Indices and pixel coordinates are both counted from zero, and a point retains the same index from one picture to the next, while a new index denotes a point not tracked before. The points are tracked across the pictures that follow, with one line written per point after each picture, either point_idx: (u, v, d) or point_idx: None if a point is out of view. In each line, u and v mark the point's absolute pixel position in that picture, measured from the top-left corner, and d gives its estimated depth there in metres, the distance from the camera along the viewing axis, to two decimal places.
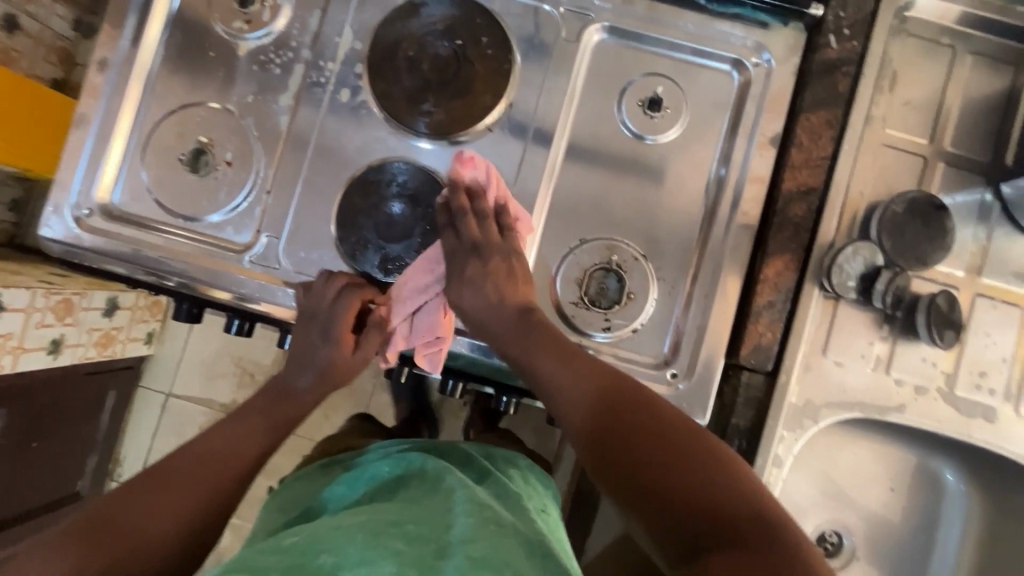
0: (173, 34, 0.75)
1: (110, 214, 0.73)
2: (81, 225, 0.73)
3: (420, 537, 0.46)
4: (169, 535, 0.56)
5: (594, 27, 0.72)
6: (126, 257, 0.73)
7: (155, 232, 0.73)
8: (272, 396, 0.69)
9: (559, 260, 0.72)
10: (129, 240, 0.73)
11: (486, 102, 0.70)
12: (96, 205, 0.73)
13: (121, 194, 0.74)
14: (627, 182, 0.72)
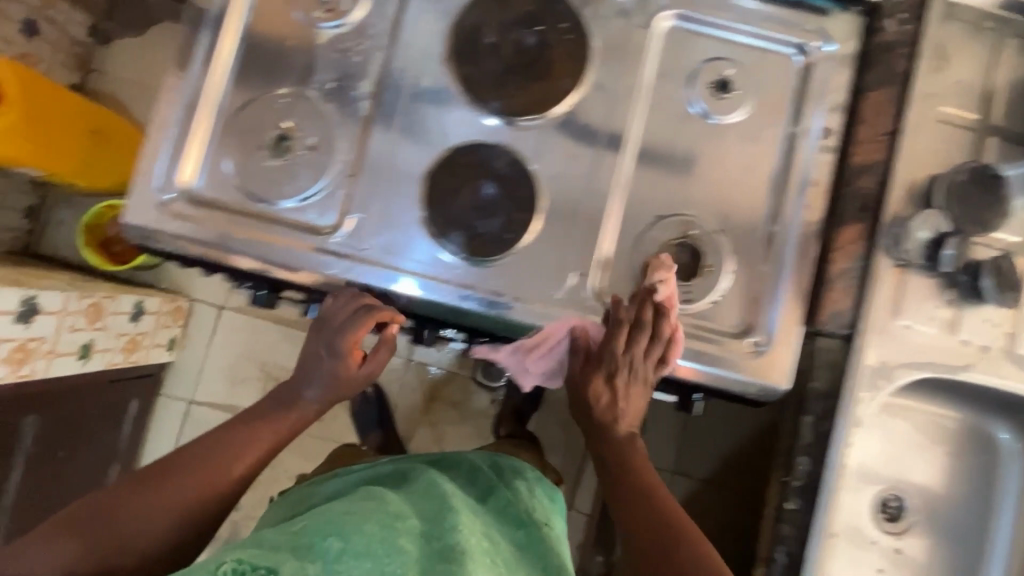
0: (254, 25, 0.76)
1: (193, 200, 0.74)
2: (165, 211, 0.73)
3: (418, 542, 0.55)
4: (147, 542, 0.57)
5: (664, 15, 0.76)
6: (211, 241, 0.73)
7: (238, 217, 0.74)
8: (277, 402, 0.69)
9: (637, 235, 0.74)
10: (214, 225, 0.73)
11: (566, 86, 0.73)
12: (180, 191, 0.74)
13: (204, 180, 0.74)
14: (702, 159, 0.76)
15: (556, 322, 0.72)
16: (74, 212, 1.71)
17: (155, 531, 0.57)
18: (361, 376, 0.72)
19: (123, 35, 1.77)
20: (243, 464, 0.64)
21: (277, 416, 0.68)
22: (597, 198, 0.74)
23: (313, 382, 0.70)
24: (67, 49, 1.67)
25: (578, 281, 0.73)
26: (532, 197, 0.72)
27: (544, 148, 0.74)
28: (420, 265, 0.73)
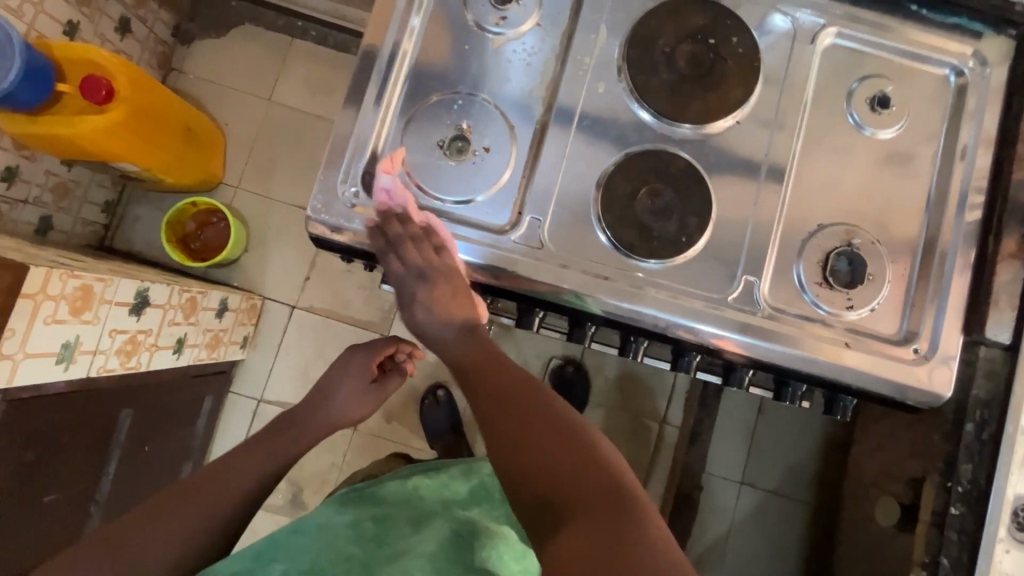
0: (432, 30, 0.79)
1: (373, 195, 0.75)
2: (346, 204, 0.74)
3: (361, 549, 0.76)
4: (186, 546, 0.71)
5: (829, 31, 0.79)
6: None
7: (416, 212, 0.75)
8: (283, 424, 0.89)
9: (801, 243, 0.77)
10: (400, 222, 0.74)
11: (740, 96, 0.76)
12: (360, 186, 0.75)
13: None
14: (861, 170, 0.79)
15: (729, 325, 0.74)
16: (150, 207, 1.73)
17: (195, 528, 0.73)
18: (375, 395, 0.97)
19: (203, 35, 1.79)
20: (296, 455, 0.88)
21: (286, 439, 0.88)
22: (765, 205, 0.77)
23: (330, 403, 0.93)
24: (152, 47, 1.69)
25: (746, 284, 0.75)
26: (707, 202, 0.74)
27: (714, 156, 0.77)
28: (597, 265, 0.74)
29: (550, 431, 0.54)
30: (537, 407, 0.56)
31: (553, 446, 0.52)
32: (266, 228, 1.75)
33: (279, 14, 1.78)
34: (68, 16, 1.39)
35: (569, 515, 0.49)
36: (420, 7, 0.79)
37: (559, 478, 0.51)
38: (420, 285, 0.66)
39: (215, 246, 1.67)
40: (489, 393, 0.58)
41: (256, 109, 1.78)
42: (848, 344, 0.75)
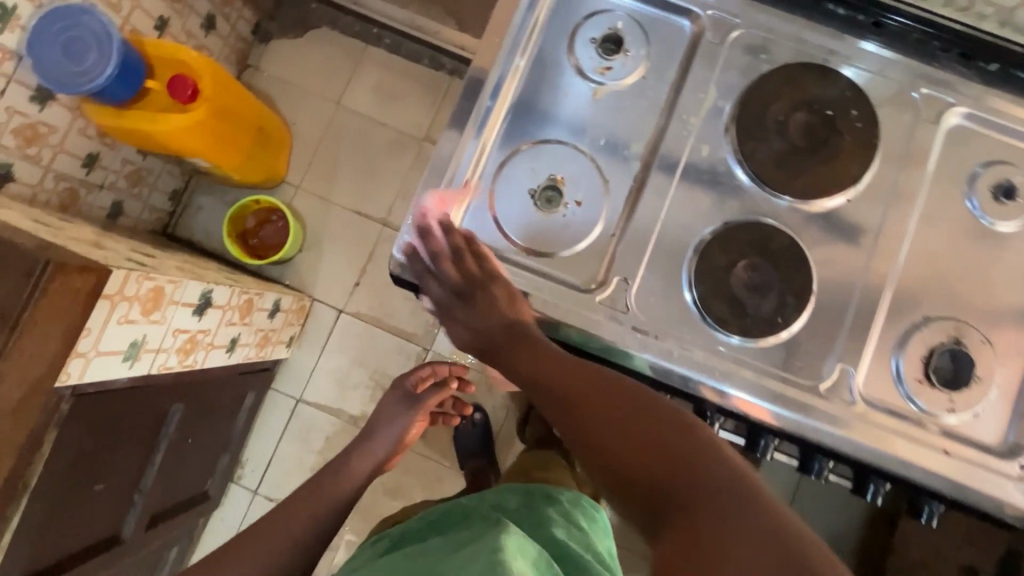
0: (534, 73, 0.77)
1: None
2: None
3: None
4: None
5: (956, 111, 0.74)
6: None
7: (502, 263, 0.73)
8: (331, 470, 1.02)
9: (902, 335, 0.73)
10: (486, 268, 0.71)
11: (854, 172, 0.71)
12: None
13: (471, 222, 0.74)
14: (975, 263, 0.74)
15: (817, 415, 0.70)
16: (213, 199, 1.76)
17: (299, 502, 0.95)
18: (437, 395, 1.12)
19: (282, 35, 1.82)
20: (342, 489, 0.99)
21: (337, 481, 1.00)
22: (866, 291, 0.73)
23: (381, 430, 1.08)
24: (233, 44, 1.73)
25: (840, 372, 0.71)
26: (808, 283, 0.70)
27: (817, 233, 0.73)
28: (683, 337, 0.71)
29: (653, 453, 0.53)
30: (648, 420, 0.55)
31: (684, 469, 0.51)
32: (322, 230, 1.76)
33: (356, 19, 1.80)
34: (161, 11, 1.42)
35: (681, 527, 0.48)
36: (524, 49, 0.77)
37: (680, 490, 0.50)
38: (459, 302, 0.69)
39: (272, 244, 1.70)
40: (589, 406, 0.58)
41: (325, 111, 1.79)
42: (946, 451, 0.70)
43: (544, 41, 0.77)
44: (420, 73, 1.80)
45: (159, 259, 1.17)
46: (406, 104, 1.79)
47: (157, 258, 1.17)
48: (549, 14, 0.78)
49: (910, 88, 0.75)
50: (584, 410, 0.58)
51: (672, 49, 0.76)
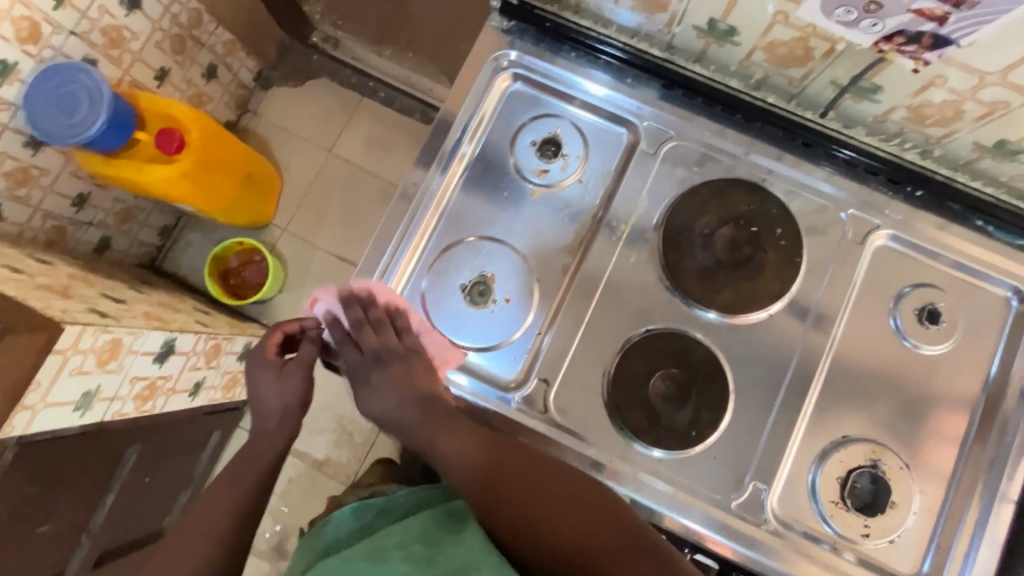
0: (474, 170, 0.80)
1: None
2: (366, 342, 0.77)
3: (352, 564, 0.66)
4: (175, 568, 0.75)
5: (882, 233, 0.76)
6: None
7: None
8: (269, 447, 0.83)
9: (822, 454, 0.72)
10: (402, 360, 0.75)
11: (776, 289, 0.73)
12: None
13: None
14: (899, 385, 0.74)
15: (728, 533, 0.70)
16: (201, 236, 1.81)
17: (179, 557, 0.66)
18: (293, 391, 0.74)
19: (281, 84, 1.90)
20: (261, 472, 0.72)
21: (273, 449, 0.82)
22: (786, 406, 0.73)
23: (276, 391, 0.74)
24: (233, 90, 1.80)
25: (756, 489, 0.71)
26: (723, 397, 0.71)
27: (740, 345, 0.73)
28: (599, 443, 0.71)
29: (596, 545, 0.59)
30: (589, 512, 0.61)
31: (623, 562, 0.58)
32: (303, 273, 1.79)
33: (354, 72, 1.89)
34: (162, 64, 1.50)
35: None
36: (471, 140, 0.80)
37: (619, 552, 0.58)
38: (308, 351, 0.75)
39: (253, 284, 1.73)
40: (523, 488, 0.62)
41: (316, 158, 1.85)
42: None
43: (485, 140, 0.80)
44: (410, 126, 1.86)
45: (126, 306, 1.21)
46: (394, 156, 1.85)
47: (124, 304, 1.21)
48: (497, 111, 0.81)
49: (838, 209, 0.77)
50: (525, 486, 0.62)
51: (607, 156, 0.79)
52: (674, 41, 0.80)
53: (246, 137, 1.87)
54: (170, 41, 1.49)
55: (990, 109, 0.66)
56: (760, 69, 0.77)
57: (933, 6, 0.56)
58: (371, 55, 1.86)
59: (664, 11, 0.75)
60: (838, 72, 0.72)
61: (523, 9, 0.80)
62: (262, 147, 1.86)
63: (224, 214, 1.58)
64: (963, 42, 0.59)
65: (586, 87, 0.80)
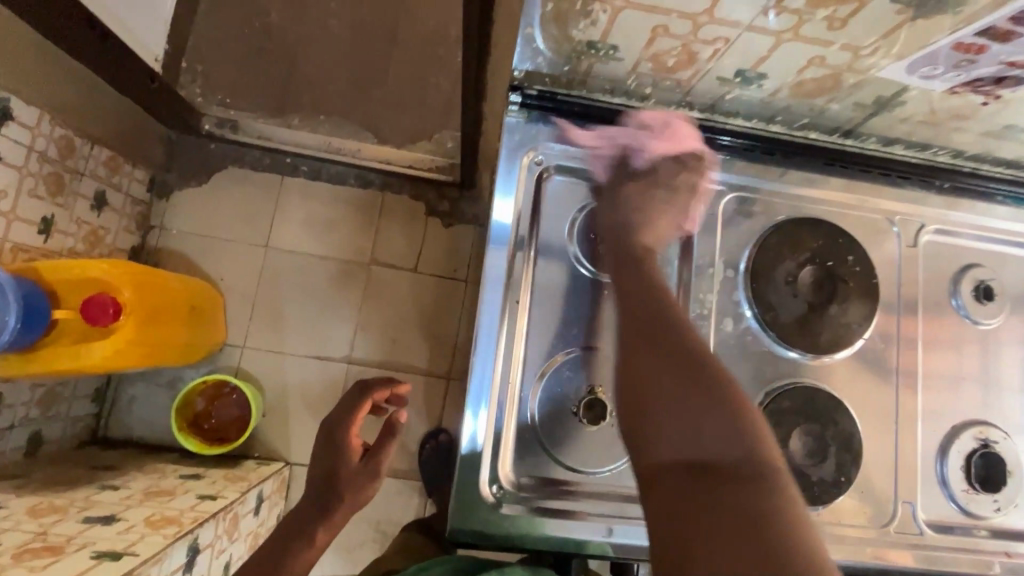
0: (544, 280, 0.74)
1: (517, 482, 0.71)
2: (493, 498, 0.70)
3: None
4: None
5: (926, 230, 0.81)
6: (543, 532, 0.71)
7: (565, 500, 0.72)
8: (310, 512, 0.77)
9: (942, 449, 0.77)
10: (545, 516, 0.71)
11: (865, 313, 0.75)
12: (503, 475, 0.71)
13: (522, 464, 0.72)
14: (979, 361, 0.80)
15: (890, 556, 0.74)
16: (146, 384, 1.54)
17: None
18: (364, 471, 0.83)
19: (182, 185, 1.64)
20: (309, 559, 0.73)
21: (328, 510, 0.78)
22: (900, 417, 0.76)
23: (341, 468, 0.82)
24: (130, 211, 1.53)
25: (903, 507, 0.75)
26: (853, 434, 0.73)
27: (845, 376, 0.76)
28: None
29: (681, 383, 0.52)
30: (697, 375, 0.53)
31: (713, 418, 0.50)
32: (282, 387, 1.60)
33: (265, 152, 1.66)
34: (43, 213, 1.23)
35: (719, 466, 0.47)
36: (532, 248, 0.74)
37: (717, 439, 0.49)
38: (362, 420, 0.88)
39: (232, 421, 1.52)
40: (643, 337, 0.57)
41: (254, 259, 1.63)
42: (1005, 552, 0.77)
43: (545, 246, 0.75)
44: (349, 195, 1.68)
45: (123, 522, 1.00)
46: (342, 233, 1.67)
47: (119, 521, 0.99)
48: (546, 210, 0.76)
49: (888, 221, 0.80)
50: (670, 324, 0.58)
51: None
52: (693, 93, 0.77)
53: (161, 257, 1.60)
54: (45, 184, 1.22)
55: (1005, 105, 0.71)
56: (784, 103, 0.76)
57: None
58: (280, 128, 1.67)
59: (688, 68, 0.72)
60: (865, 95, 0.73)
61: (545, 97, 0.75)
62: (185, 262, 1.61)
63: (181, 357, 1.35)
64: None
65: None
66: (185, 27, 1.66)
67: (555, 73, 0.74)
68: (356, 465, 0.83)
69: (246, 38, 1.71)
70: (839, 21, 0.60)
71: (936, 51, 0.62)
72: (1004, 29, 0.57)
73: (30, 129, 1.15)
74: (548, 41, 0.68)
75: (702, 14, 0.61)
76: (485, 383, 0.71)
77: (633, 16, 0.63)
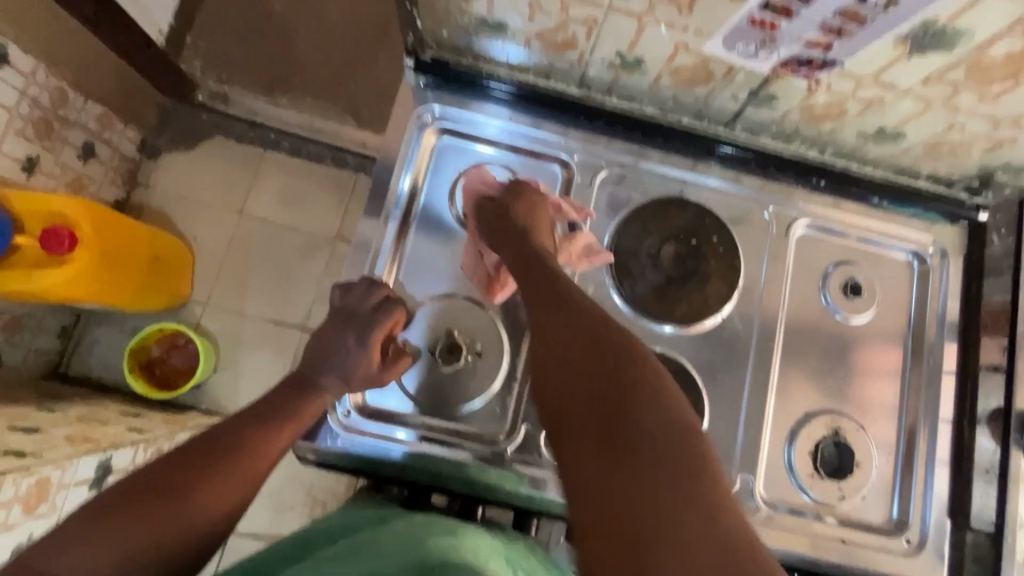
0: (420, 228, 0.82)
1: (366, 411, 0.77)
2: (342, 424, 0.76)
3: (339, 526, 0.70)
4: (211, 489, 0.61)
5: (800, 222, 0.85)
6: (384, 461, 0.75)
7: (412, 431, 0.77)
8: (294, 391, 0.73)
9: (791, 431, 0.79)
10: (386, 442, 0.75)
11: (722, 291, 0.80)
12: (352, 403, 0.77)
13: (374, 395, 0.77)
14: (841, 352, 0.82)
15: None
16: (110, 328, 1.63)
17: (130, 546, 0.53)
18: (375, 378, 0.74)
19: (171, 148, 1.75)
20: (268, 459, 0.67)
21: (301, 394, 0.73)
22: (753, 394, 0.80)
23: (330, 369, 0.73)
24: (117, 165, 1.64)
25: (743, 481, 0.77)
26: (697, 405, 0.78)
27: (700, 349, 0.80)
28: None
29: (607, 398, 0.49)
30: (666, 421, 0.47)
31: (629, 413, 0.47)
32: (235, 346, 1.66)
33: (250, 126, 1.77)
34: (28, 152, 1.34)
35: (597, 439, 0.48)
36: (412, 198, 0.82)
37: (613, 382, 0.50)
38: (370, 325, 0.73)
39: (183, 371, 1.60)
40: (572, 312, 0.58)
41: (226, 224, 1.72)
42: (843, 540, 0.77)
43: (426, 199, 0.83)
44: (323, 173, 1.76)
45: (44, 434, 1.07)
46: (311, 208, 1.74)
47: (40, 433, 1.06)
48: (430, 168, 0.84)
49: (762, 210, 0.86)
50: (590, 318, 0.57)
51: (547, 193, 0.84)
52: (586, 77, 0.83)
53: (142, 212, 1.71)
54: (33, 127, 1.34)
55: (868, 105, 0.75)
56: (669, 91, 0.82)
57: (819, 37, 0.64)
58: (268, 105, 1.78)
59: (573, 49, 0.78)
60: (737, 87, 0.77)
61: (435, 64, 0.83)
62: (164, 218, 1.71)
63: (141, 302, 1.45)
64: (845, 63, 0.68)
65: (516, 134, 0.85)
66: (194, 6, 1.79)
67: (444, 42, 0.81)
68: (370, 371, 0.73)
69: (250, 18, 1.84)
70: (685, 6, 0.65)
71: (737, 26, 0.65)
72: (780, 6, 0.60)
73: (24, 75, 1.27)
74: (442, 12, 0.75)
75: None
76: None
77: None
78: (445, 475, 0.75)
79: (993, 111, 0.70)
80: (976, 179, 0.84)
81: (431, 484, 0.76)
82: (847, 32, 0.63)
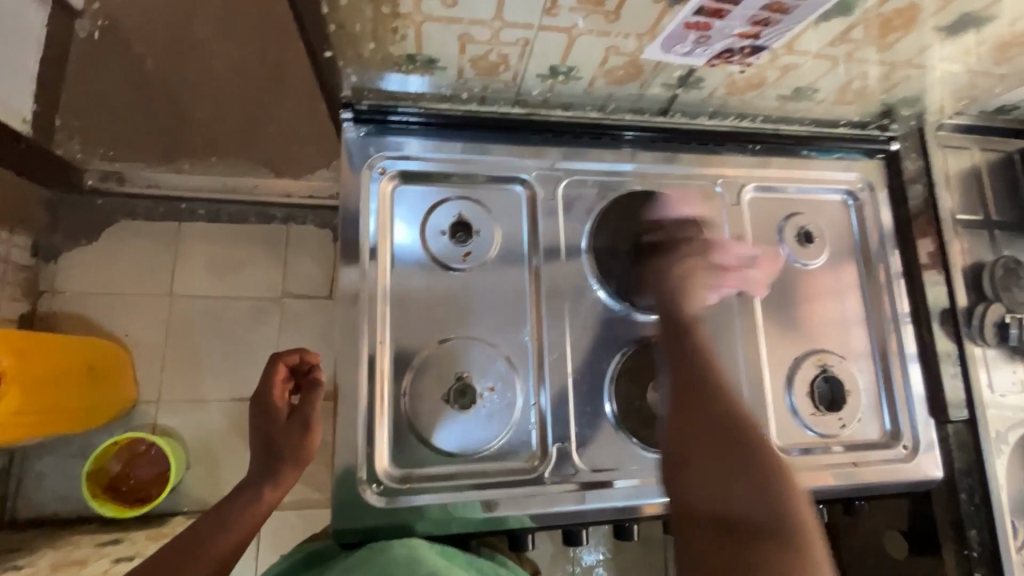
0: (401, 280, 0.80)
1: (395, 477, 0.75)
2: (375, 496, 0.73)
3: None
4: None
5: (747, 188, 0.92)
6: (430, 521, 0.73)
7: (448, 483, 0.76)
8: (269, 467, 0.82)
9: (788, 380, 0.86)
10: (425, 501, 0.74)
11: (696, 269, 0.85)
12: (380, 474, 0.74)
13: (399, 458, 0.75)
14: (810, 296, 0.90)
15: None
16: (55, 457, 1.46)
17: None
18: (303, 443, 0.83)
19: (71, 245, 1.58)
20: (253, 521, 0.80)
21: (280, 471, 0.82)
22: (748, 354, 0.85)
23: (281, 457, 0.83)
24: (13, 279, 1.46)
25: None
26: None
27: None
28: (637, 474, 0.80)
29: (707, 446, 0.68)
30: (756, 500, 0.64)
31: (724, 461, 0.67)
32: (205, 435, 1.55)
33: (156, 201, 1.62)
34: None
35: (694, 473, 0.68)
36: (385, 252, 0.80)
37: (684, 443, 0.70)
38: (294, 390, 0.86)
39: (154, 479, 1.47)
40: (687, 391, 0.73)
41: (158, 311, 1.58)
42: (855, 463, 0.85)
43: (399, 250, 0.81)
44: (251, 232, 1.65)
45: None
46: (248, 272, 1.63)
47: None
48: (394, 215, 0.82)
49: (711, 184, 0.91)
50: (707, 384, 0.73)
51: (513, 214, 0.85)
52: (523, 94, 0.84)
53: (58, 322, 1.53)
54: None
55: (784, 72, 0.81)
56: (603, 92, 0.85)
57: (749, 29, 0.70)
58: (170, 175, 1.64)
59: (507, 71, 0.78)
60: (666, 78, 0.81)
61: (373, 112, 0.81)
62: (85, 322, 1.55)
63: (85, 420, 1.30)
64: (772, 45, 0.74)
65: (471, 163, 0.85)
66: (56, 84, 1.61)
67: (378, 89, 0.79)
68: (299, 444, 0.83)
69: (125, 86, 1.68)
70: (612, 14, 0.67)
71: (673, 32, 0.70)
72: (713, 8, 0.65)
73: None
74: (369, 60, 0.73)
75: (494, 20, 0.67)
76: (351, 385, 0.75)
77: (434, 28, 0.68)
78: (491, 518, 0.75)
79: (889, 57, 0.78)
80: (882, 116, 0.93)
81: (483, 530, 0.75)
82: (773, 21, 0.68)
